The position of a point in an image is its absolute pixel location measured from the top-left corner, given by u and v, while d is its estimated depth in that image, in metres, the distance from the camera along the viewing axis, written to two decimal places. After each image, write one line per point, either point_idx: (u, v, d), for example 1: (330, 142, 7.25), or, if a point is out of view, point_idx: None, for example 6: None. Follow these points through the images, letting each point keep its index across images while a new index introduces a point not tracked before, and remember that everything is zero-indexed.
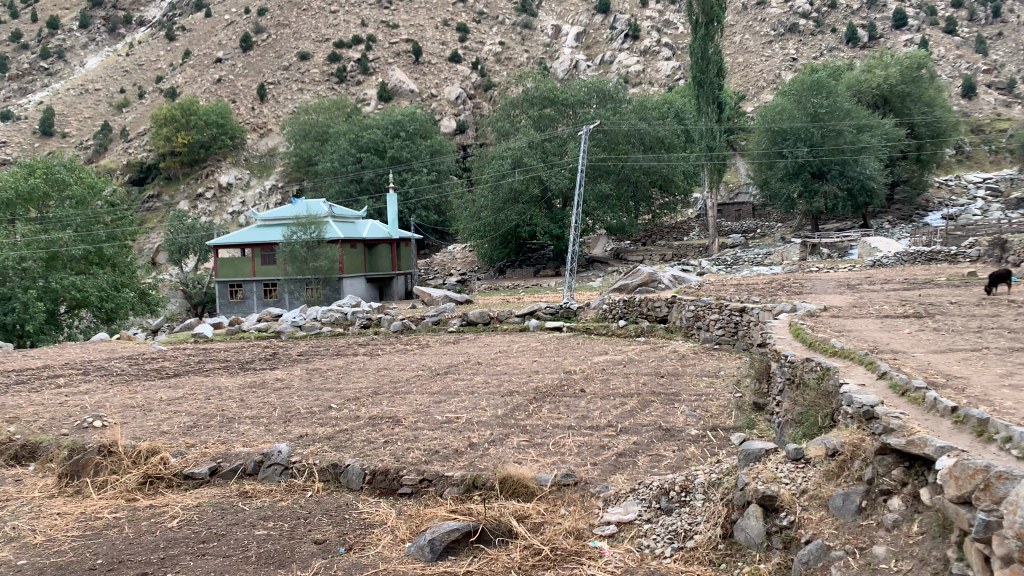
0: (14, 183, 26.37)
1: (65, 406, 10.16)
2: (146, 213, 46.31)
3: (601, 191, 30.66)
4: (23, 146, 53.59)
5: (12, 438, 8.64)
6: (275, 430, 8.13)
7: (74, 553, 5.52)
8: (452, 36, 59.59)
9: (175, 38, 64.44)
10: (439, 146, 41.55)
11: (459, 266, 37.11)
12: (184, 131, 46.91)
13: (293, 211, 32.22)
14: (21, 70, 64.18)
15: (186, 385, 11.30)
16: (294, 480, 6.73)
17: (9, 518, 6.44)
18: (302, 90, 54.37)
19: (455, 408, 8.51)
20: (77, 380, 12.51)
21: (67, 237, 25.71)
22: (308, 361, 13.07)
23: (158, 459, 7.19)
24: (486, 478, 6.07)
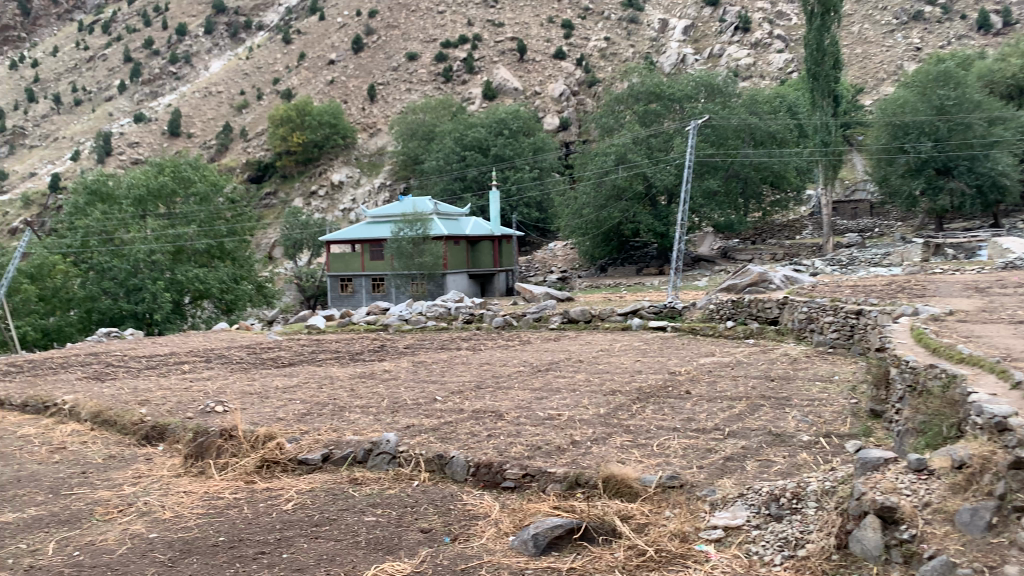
0: (146, 181, 28.37)
1: (191, 391, 10.79)
2: (264, 210, 48.62)
3: (709, 188, 30.03)
4: (154, 146, 57.21)
5: (143, 420, 9.25)
6: (384, 419, 8.36)
7: (199, 529, 5.85)
8: (557, 33, 59.58)
9: (291, 42, 67.25)
10: (542, 143, 41.69)
11: (561, 264, 37.10)
12: (299, 131, 49.30)
13: (400, 208, 33.05)
14: (152, 74, 68.44)
15: (300, 374, 11.82)
16: (401, 469, 6.92)
17: (142, 493, 6.90)
18: (410, 90, 55.61)
19: (558, 405, 8.50)
20: (201, 366, 13.28)
21: (192, 232, 27.31)
22: (414, 354, 13.38)
23: (275, 444, 7.52)
24: (589, 476, 6.05)
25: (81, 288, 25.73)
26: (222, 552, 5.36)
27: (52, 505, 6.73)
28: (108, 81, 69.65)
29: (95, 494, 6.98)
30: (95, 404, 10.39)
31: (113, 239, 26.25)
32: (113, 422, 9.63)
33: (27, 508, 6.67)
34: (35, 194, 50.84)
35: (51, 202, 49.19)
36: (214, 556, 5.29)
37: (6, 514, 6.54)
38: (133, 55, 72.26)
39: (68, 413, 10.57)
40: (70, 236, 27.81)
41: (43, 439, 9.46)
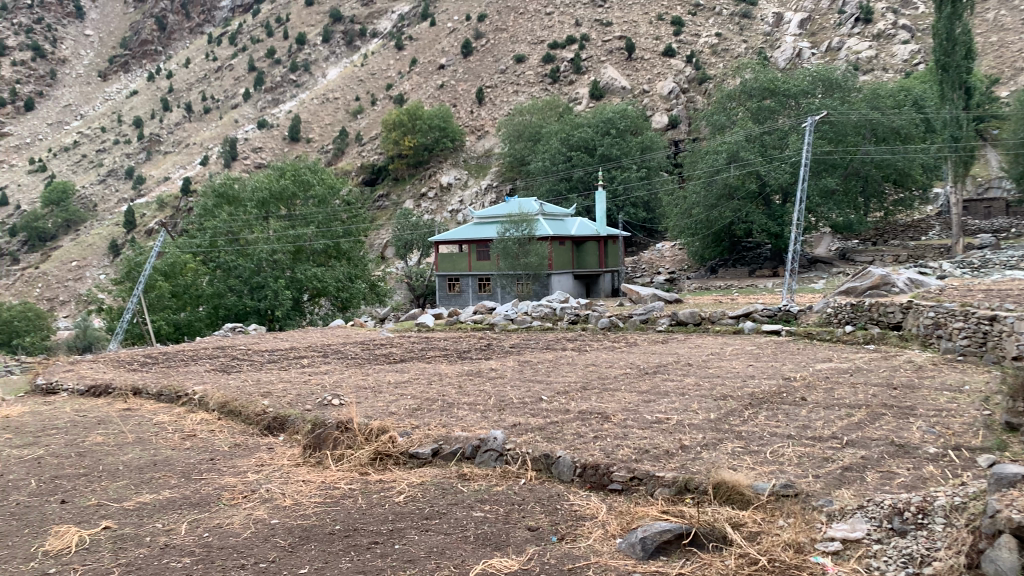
0: (269, 184, 30.07)
1: (309, 384, 11.30)
2: (377, 211, 50.20)
3: (827, 187, 28.79)
4: (276, 151, 60.08)
5: (266, 411, 9.73)
6: (490, 417, 8.48)
7: (317, 518, 6.11)
8: (667, 31, 58.62)
9: (403, 47, 69.02)
10: (651, 142, 41.08)
11: (669, 265, 36.50)
12: (411, 135, 50.61)
13: (506, 209, 33.36)
14: (274, 82, 71.77)
15: (411, 369, 12.18)
16: (508, 467, 6.99)
17: (264, 481, 7.27)
18: (518, 92, 56.09)
19: (666, 409, 8.39)
20: (319, 361, 13.88)
21: (311, 233, 28.53)
22: (521, 353, 13.52)
23: (388, 438, 7.77)
24: (699, 481, 5.94)
25: (209, 285, 27.15)
26: (337, 540, 5.59)
27: (184, 488, 7.20)
28: (234, 90, 73.61)
29: (222, 480, 7.41)
30: (222, 395, 11.03)
31: (239, 239, 28.08)
32: (238, 412, 10.20)
33: (162, 490, 7.16)
34: (169, 198, 54.39)
35: (183, 205, 52.50)
36: (331, 544, 5.51)
37: (143, 495, 7.04)
38: (257, 65, 76.05)
39: (198, 403, 11.27)
40: (199, 236, 29.65)
41: (175, 426, 10.14)
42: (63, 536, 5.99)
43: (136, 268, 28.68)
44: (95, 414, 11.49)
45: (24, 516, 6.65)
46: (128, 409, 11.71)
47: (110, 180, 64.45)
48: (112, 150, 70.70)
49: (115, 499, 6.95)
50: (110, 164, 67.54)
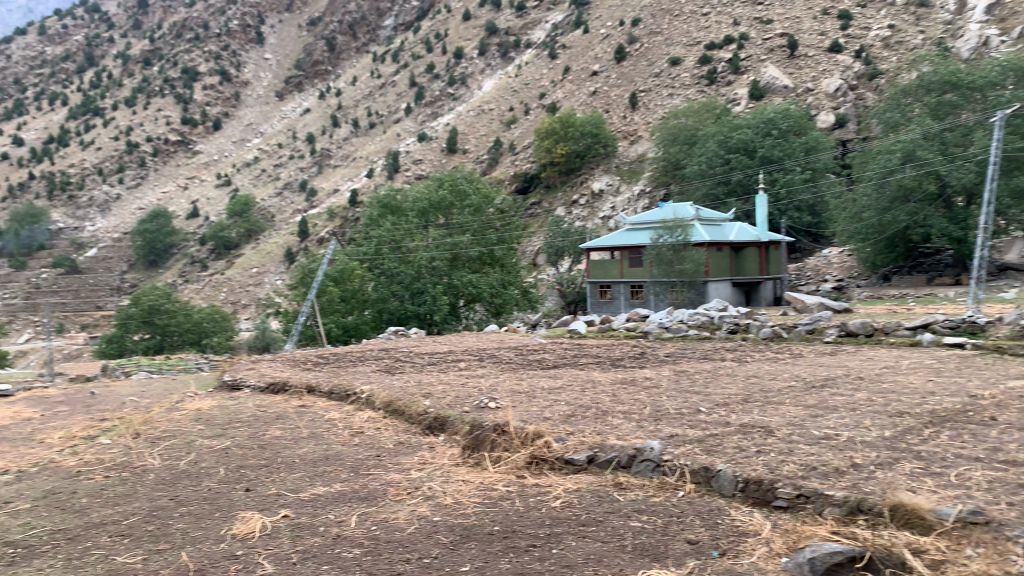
0: (428, 195, 31.82)
1: (467, 386, 11.64)
2: (529, 219, 51.00)
3: (1019, 186, 26.21)
4: (434, 163, 62.37)
5: (427, 412, 10.12)
6: (647, 426, 8.37)
7: (477, 518, 6.27)
8: (833, 25, 55.64)
9: (557, 56, 69.75)
10: (816, 142, 39.04)
11: (836, 271, 34.57)
12: (563, 142, 51.11)
13: (661, 215, 32.90)
14: (433, 96, 74.68)
15: (565, 376, 12.25)
16: (666, 478, 6.87)
17: (426, 479, 7.55)
18: (673, 96, 55.11)
19: (834, 424, 7.95)
20: (476, 364, 14.26)
21: (467, 241, 29.62)
22: (676, 362, 13.27)
23: (543, 442, 7.85)
24: (873, 502, 5.58)
25: (374, 291, 29.02)
26: (496, 541, 5.71)
27: (353, 483, 7.61)
28: (396, 105, 77.35)
29: (387, 476, 7.76)
30: (386, 394, 11.59)
31: (401, 248, 29.88)
32: (402, 411, 10.66)
33: (333, 483, 7.60)
34: (338, 209, 57.69)
35: (350, 215, 55.58)
36: (490, 544, 5.64)
37: (318, 486, 7.51)
38: (418, 80, 79.30)
39: (365, 402, 11.91)
40: (366, 244, 31.14)
41: (345, 423, 10.76)
42: (248, 522, 6.50)
43: (309, 275, 31.02)
44: (274, 409, 12.42)
45: (215, 501, 7.28)
46: (303, 405, 12.56)
47: (286, 193, 69.38)
48: (288, 165, 76.11)
49: (291, 490, 7.45)
50: (286, 178, 72.70)
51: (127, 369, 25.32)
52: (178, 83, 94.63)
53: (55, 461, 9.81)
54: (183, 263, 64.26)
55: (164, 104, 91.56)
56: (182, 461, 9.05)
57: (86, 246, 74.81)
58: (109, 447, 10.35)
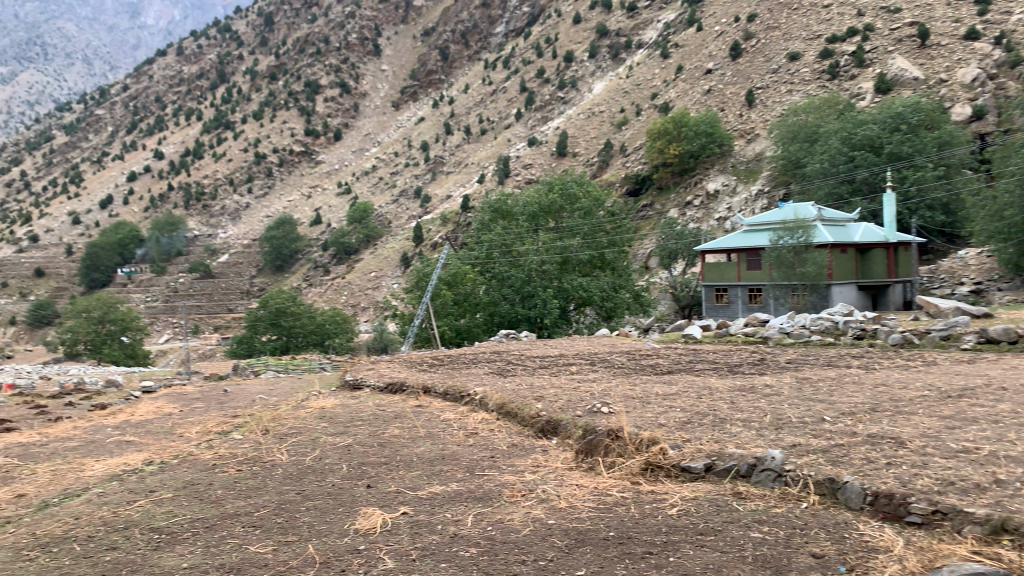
0: (538, 199, 31.96)
1: (579, 390, 11.62)
2: (641, 221, 50.52)
3: None
4: (545, 167, 62.62)
5: (540, 415, 10.18)
6: (767, 435, 8.10)
7: (591, 522, 6.26)
8: (970, 11, 51.40)
9: (669, 56, 68.61)
10: (950, 137, 36.70)
11: (974, 274, 32.02)
12: (676, 142, 50.26)
13: (780, 215, 31.79)
14: (543, 100, 75.09)
15: (679, 382, 12.03)
16: (788, 489, 6.63)
17: (540, 481, 7.60)
18: (792, 92, 53.09)
19: (973, 437, 7.43)
20: (587, 368, 14.23)
21: (576, 244, 29.43)
22: (798, 369, 12.77)
23: (658, 449, 7.73)
24: (1020, 523, 5.17)
25: (485, 294, 29.39)
26: (612, 547, 5.67)
27: (468, 482, 7.75)
28: (507, 111, 78.26)
29: (502, 477, 7.86)
30: (499, 397, 11.74)
31: (512, 252, 30.14)
32: (515, 413, 10.79)
33: (450, 483, 7.77)
34: (451, 214, 58.71)
35: (462, 220, 56.28)
36: (606, 549, 5.61)
37: (435, 485, 7.69)
38: (528, 85, 79.90)
39: (479, 403, 12.11)
40: (477, 248, 31.83)
41: (460, 423, 10.97)
42: (370, 517, 6.73)
43: (423, 278, 31.72)
44: (393, 409, 12.82)
45: (339, 497, 7.58)
46: (420, 405, 12.90)
47: (402, 199, 71.33)
48: (403, 172, 78.34)
49: (410, 488, 7.66)
50: (402, 185, 74.85)
51: (256, 368, 26.77)
52: (301, 96, 100.02)
53: (194, 454, 10.49)
54: (307, 268, 67.59)
55: (288, 117, 97.12)
56: (307, 457, 9.48)
57: (219, 252, 79.75)
58: (242, 441, 10.97)
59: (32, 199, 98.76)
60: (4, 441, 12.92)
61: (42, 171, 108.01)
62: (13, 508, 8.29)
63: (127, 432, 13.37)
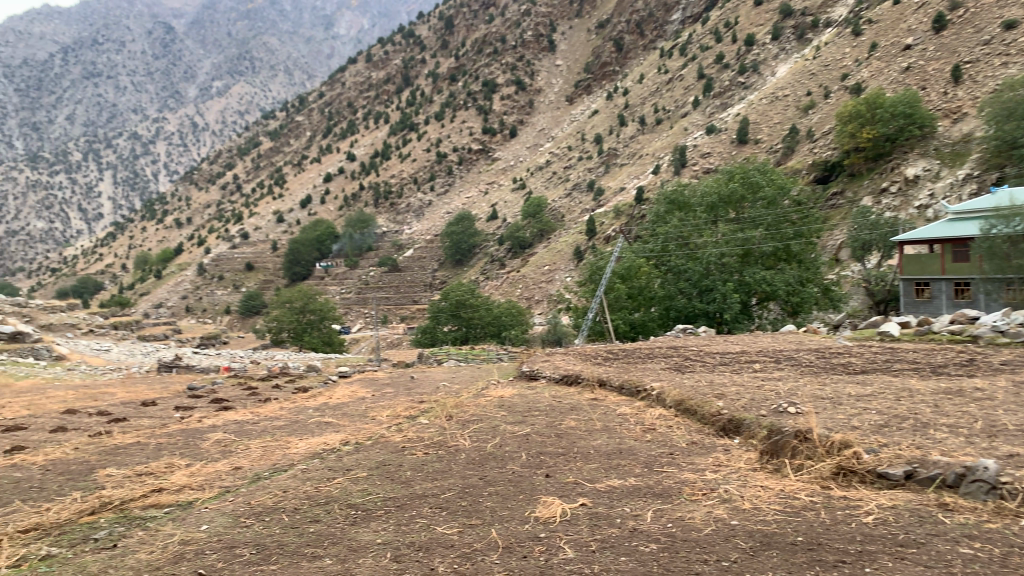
0: (718, 188, 30.99)
1: (762, 389, 11.16)
2: (830, 211, 47.87)
3: None
4: (724, 155, 60.42)
5: (721, 413, 9.89)
6: (980, 444, 7.37)
7: (778, 525, 6.01)
8: None
9: (861, 33, 63.36)
10: None
11: None
12: (870, 125, 46.87)
13: (992, 201, 28.72)
14: (723, 87, 72.41)
15: (874, 383, 11.20)
16: (1004, 503, 5.99)
17: (723, 481, 7.39)
18: (1007, 65, 46.13)
19: None
20: (771, 366, 13.62)
21: (759, 235, 28.06)
22: (1016, 372, 11.47)
23: (852, 453, 7.29)
24: None
25: (661, 287, 29.08)
26: (801, 552, 5.41)
27: (647, 477, 7.69)
28: (684, 99, 76.22)
29: (682, 475, 7.73)
30: (678, 393, 11.51)
31: (689, 244, 29.56)
32: (694, 411, 10.55)
33: (628, 477, 7.75)
34: (625, 207, 57.53)
35: (636, 212, 54.80)
36: (794, 554, 5.36)
37: (613, 478, 7.70)
38: (706, 72, 77.38)
39: (656, 399, 11.96)
40: (652, 240, 31.98)
41: (637, 418, 10.90)
42: (550, 507, 6.87)
43: (597, 272, 31.90)
44: (570, 401, 12.99)
45: (519, 484, 7.78)
46: (595, 398, 12.98)
47: (575, 193, 71.65)
48: (578, 166, 78.50)
49: (588, 480, 7.72)
50: (576, 179, 75.10)
51: (439, 357, 28.02)
52: (479, 95, 103.08)
53: (385, 436, 11.15)
54: (484, 262, 69.84)
55: (467, 117, 100.58)
56: (489, 444, 9.80)
57: (405, 247, 83.76)
58: (428, 426, 11.55)
59: (244, 200, 109.31)
60: (224, 418, 14.37)
61: (252, 175, 119.17)
62: (232, 479, 9.23)
63: (325, 413, 14.48)
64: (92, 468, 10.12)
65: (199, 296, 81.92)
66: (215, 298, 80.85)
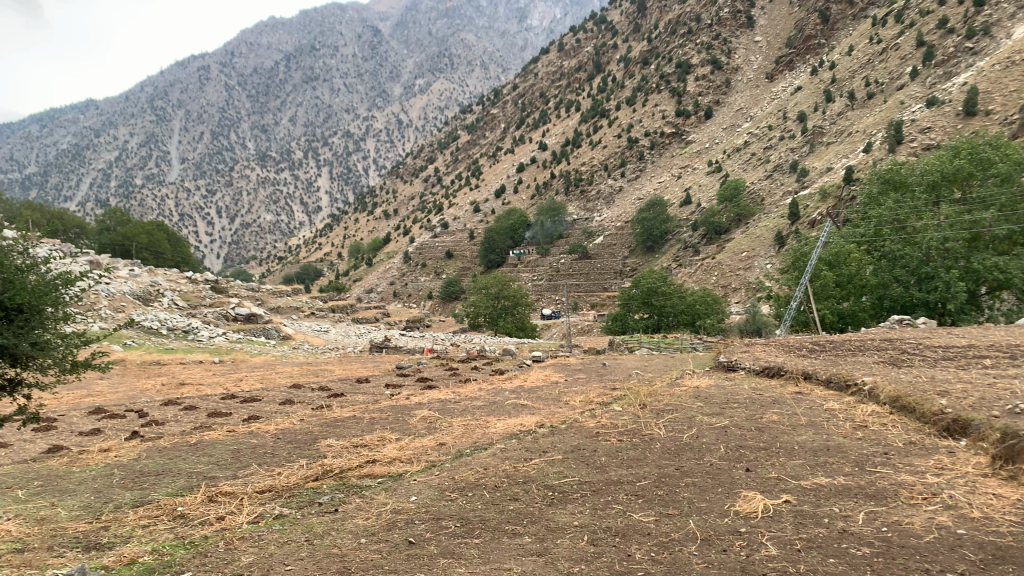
0: (940, 166, 27.97)
1: (995, 388, 10.02)
2: None
3: None
4: (947, 130, 52.53)
5: (945, 411, 9.07)
6: None
7: (1015, 539, 5.41)
8: None
9: None
10: None
11: None
12: None
13: None
14: (946, 54, 63.11)
15: None
16: None
17: (946, 486, 6.77)
18: None
19: None
20: (1006, 363, 12.19)
21: (990, 217, 24.73)
22: None
23: None
24: None
25: (873, 275, 27.08)
26: None
27: (858, 478, 7.20)
28: (900, 70, 68.31)
29: (898, 476, 7.18)
30: (894, 389, 10.67)
31: (906, 227, 26.97)
32: (912, 409, 9.74)
33: (837, 476, 7.33)
34: (833, 187, 52.47)
35: (844, 194, 50.12)
36: None
37: (819, 476, 7.31)
38: (927, 39, 68.21)
39: (869, 395, 11.15)
40: (864, 225, 30.15)
41: (846, 415, 10.24)
42: (751, 501, 6.65)
43: (801, 259, 30.41)
44: (771, 394, 12.45)
45: (717, 476, 7.60)
46: (800, 392, 12.36)
47: (777, 174, 68.05)
48: (779, 146, 73.73)
49: (793, 476, 7.38)
50: (776, 160, 71.04)
51: (631, 344, 27.90)
52: (673, 78, 100.05)
53: (578, 421, 11.28)
54: (677, 248, 68.58)
55: (661, 100, 98.00)
56: (685, 435, 9.61)
57: (595, 235, 83.48)
58: (622, 413, 11.56)
59: (444, 192, 115.15)
60: (428, 397, 15.23)
61: (451, 167, 125.05)
62: (437, 454, 9.78)
63: (521, 396, 14.91)
64: (316, 438, 11.13)
65: (404, 283, 87.36)
66: (418, 284, 85.80)
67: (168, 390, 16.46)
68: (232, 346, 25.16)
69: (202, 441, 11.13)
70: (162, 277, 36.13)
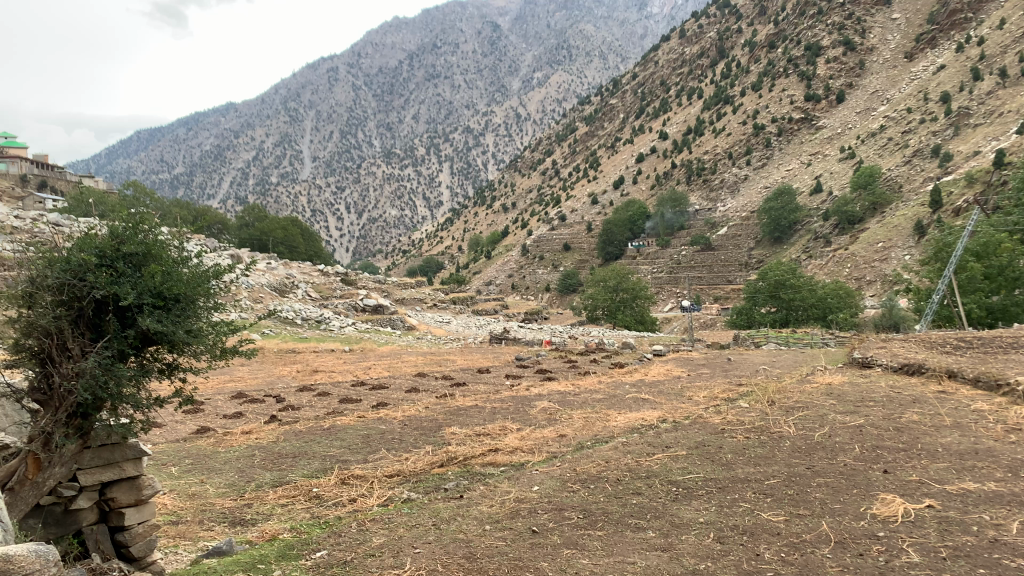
0: None
1: None
2: None
3: None
4: None
5: None
6: None
7: None
8: None
9: None
10: None
11: None
12: None
13: None
14: None
15: None
16: None
17: None
18: None
19: None
20: None
21: None
22: None
23: None
24: None
25: None
26: None
27: (1011, 484, 6.72)
28: None
29: None
30: None
31: None
32: None
33: (987, 481, 6.83)
34: (981, 172, 48.62)
35: (994, 179, 46.21)
36: None
37: (967, 481, 6.85)
38: None
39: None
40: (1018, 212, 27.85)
41: (998, 416, 9.54)
42: (890, 504, 6.32)
43: (945, 249, 28.31)
44: (911, 393, 11.73)
45: (852, 477, 7.27)
46: (944, 391, 11.60)
47: (916, 159, 63.70)
48: (919, 130, 68.68)
49: (936, 480, 6.96)
50: (915, 144, 66.33)
51: (757, 339, 26.96)
52: (802, 61, 95.33)
53: (702, 417, 11.09)
54: (807, 239, 65.81)
55: (788, 85, 93.77)
56: (816, 433, 9.24)
57: (718, 226, 81.09)
58: (749, 410, 11.21)
59: (562, 184, 115.58)
60: (548, 388, 15.36)
61: (569, 160, 124.92)
62: (558, 445, 9.84)
63: (643, 390, 14.75)
64: (441, 425, 11.45)
65: (523, 275, 88.56)
66: (536, 276, 86.67)
67: (302, 377, 17.40)
68: (360, 335, 26.18)
69: (335, 425, 11.69)
70: (297, 269, 38.20)
